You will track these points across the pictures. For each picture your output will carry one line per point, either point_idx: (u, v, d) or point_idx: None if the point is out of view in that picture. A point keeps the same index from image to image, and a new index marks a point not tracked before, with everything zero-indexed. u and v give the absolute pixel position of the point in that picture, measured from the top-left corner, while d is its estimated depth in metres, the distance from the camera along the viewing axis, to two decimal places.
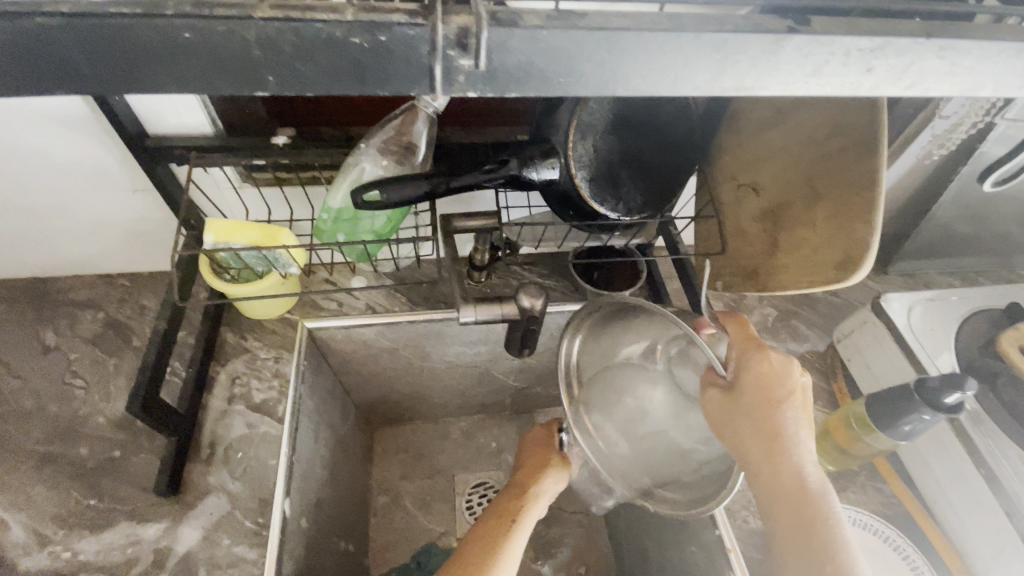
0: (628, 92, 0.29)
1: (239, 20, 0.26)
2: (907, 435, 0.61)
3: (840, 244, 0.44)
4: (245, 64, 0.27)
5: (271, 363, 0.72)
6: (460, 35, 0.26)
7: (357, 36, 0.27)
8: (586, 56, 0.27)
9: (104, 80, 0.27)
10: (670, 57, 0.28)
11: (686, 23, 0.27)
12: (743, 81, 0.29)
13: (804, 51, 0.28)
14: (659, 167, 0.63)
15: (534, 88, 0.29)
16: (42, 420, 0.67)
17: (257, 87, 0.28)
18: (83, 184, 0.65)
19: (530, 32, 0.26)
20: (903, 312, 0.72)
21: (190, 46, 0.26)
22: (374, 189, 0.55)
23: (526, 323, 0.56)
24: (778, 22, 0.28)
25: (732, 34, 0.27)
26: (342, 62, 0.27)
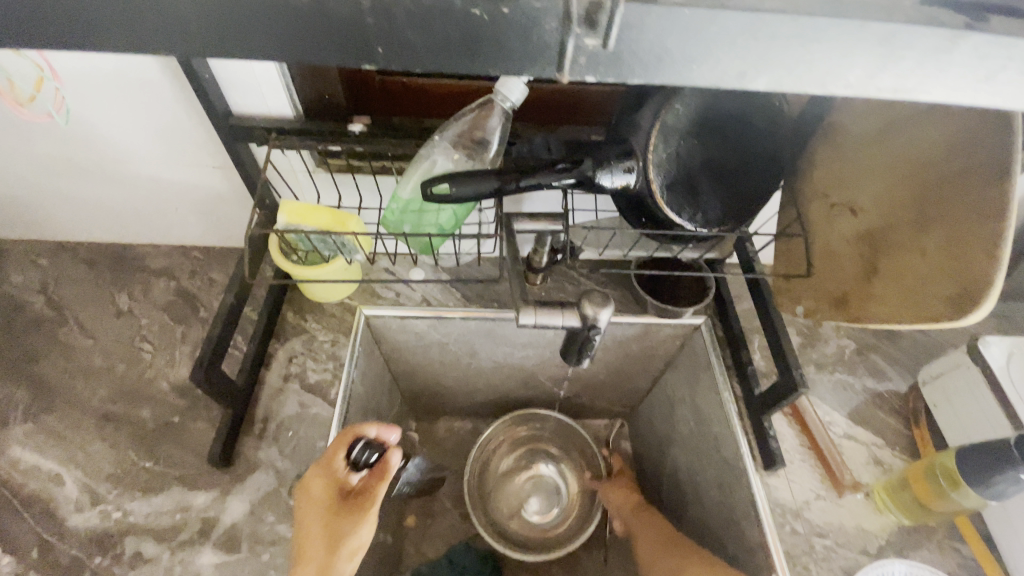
0: (772, 86, 0.27)
1: None
2: (1000, 495, 0.54)
3: (954, 277, 0.39)
4: (356, 33, 0.26)
5: (328, 346, 0.73)
6: (591, 9, 0.24)
7: (478, 6, 0.25)
8: (727, 40, 0.25)
9: (220, 37, 0.27)
10: (831, 43, 0.25)
11: (850, 9, 0.24)
12: (904, 82, 0.26)
13: (981, 52, 0.25)
14: (743, 178, 0.59)
15: (660, 77, 0.27)
16: (112, 379, 0.71)
17: (367, 57, 0.27)
18: (168, 156, 0.68)
19: (670, 9, 0.24)
20: (1003, 357, 0.64)
21: (302, 11, 0.25)
22: (444, 182, 0.54)
23: (585, 333, 0.54)
24: (954, 17, 0.25)
25: (902, 26, 0.24)
26: (456, 32, 0.26)
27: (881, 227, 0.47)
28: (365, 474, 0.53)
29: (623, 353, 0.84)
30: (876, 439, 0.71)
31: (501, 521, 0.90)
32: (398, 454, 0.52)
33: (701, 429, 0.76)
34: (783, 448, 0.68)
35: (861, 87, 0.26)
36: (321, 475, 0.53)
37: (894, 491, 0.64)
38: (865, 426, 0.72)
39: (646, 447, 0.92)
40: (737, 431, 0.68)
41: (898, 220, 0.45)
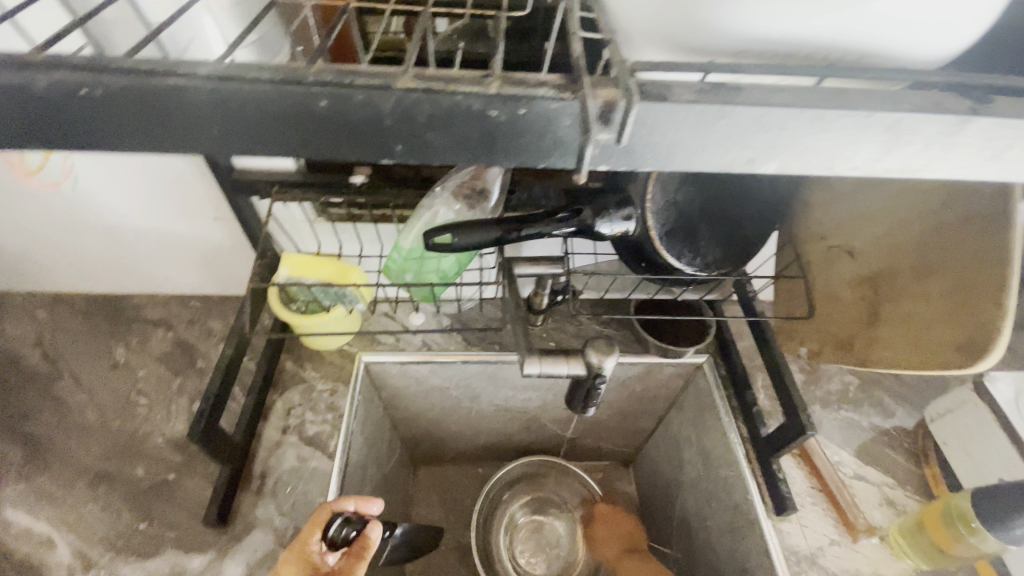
0: (786, 166, 0.27)
1: (380, 90, 0.25)
2: (1020, 540, 0.53)
3: (962, 325, 0.39)
4: (377, 133, 0.27)
5: (327, 395, 0.72)
6: (605, 110, 0.25)
7: (496, 109, 0.25)
8: (736, 131, 0.25)
9: (241, 136, 0.27)
10: (830, 135, 0.25)
11: (854, 100, 0.25)
12: (910, 163, 0.27)
13: (989, 134, 0.25)
14: (739, 222, 0.60)
15: (672, 163, 0.27)
16: (107, 435, 0.70)
17: (385, 153, 0.27)
18: (170, 210, 0.68)
19: (682, 107, 0.24)
20: (1011, 393, 0.64)
21: (325, 113, 0.26)
22: (445, 232, 0.54)
23: (592, 382, 0.54)
24: (957, 101, 0.25)
25: (908, 114, 0.25)
26: (475, 132, 0.26)
27: (881, 274, 0.48)
28: (342, 553, 0.53)
29: (626, 393, 0.83)
30: (886, 479, 0.70)
31: (512, 557, 0.89)
32: (378, 534, 0.52)
33: (709, 472, 0.74)
34: (793, 491, 0.67)
35: (860, 166, 0.27)
36: (295, 561, 0.51)
37: (909, 534, 0.63)
38: (874, 466, 0.71)
39: (652, 489, 0.90)
40: (746, 475, 0.66)
41: (899, 268, 0.46)
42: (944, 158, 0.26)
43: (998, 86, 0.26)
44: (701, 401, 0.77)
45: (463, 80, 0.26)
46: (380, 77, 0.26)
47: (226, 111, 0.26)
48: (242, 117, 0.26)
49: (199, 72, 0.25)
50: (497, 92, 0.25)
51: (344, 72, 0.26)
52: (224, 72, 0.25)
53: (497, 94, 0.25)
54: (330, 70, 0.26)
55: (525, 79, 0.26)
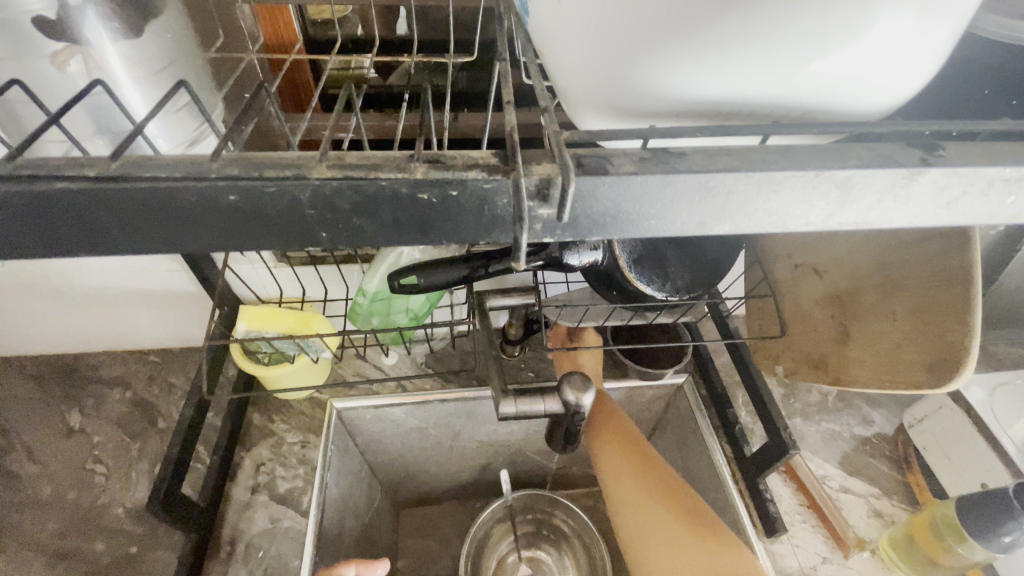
0: (740, 228, 0.25)
1: (296, 181, 0.23)
2: (1006, 548, 0.53)
3: (929, 343, 0.39)
4: (300, 225, 0.24)
5: (298, 449, 0.69)
6: (541, 185, 0.23)
7: (426, 193, 0.23)
8: (682, 200, 0.24)
9: (149, 242, 0.24)
10: (782, 196, 0.24)
11: (803, 158, 0.24)
12: (864, 216, 0.25)
13: (942, 184, 0.24)
14: (705, 246, 0.60)
15: (619, 234, 0.25)
16: (60, 509, 0.65)
17: (312, 244, 0.25)
18: (117, 265, 0.65)
19: (623, 179, 0.23)
20: (982, 395, 0.66)
21: (237, 208, 0.23)
22: (410, 273, 0.53)
23: (571, 419, 0.52)
24: (907, 153, 0.24)
25: (858, 170, 0.23)
26: (406, 217, 0.24)
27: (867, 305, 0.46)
28: None
29: None
30: (871, 490, 0.70)
31: None
32: None
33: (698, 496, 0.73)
34: (781, 510, 0.66)
35: (826, 223, 0.25)
36: None
37: (898, 546, 0.62)
38: (859, 476, 0.71)
39: None
40: (733, 498, 0.65)
41: (881, 299, 0.44)
42: (914, 205, 0.25)
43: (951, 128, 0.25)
44: (684, 422, 0.76)
45: (386, 166, 0.23)
46: (294, 167, 0.23)
47: (122, 214, 0.23)
48: (143, 219, 0.23)
49: (83, 175, 0.22)
50: (424, 176, 0.23)
51: (253, 164, 0.23)
52: (110, 173, 0.22)
53: (425, 178, 0.23)
54: (238, 162, 0.23)
55: (449, 161, 0.24)
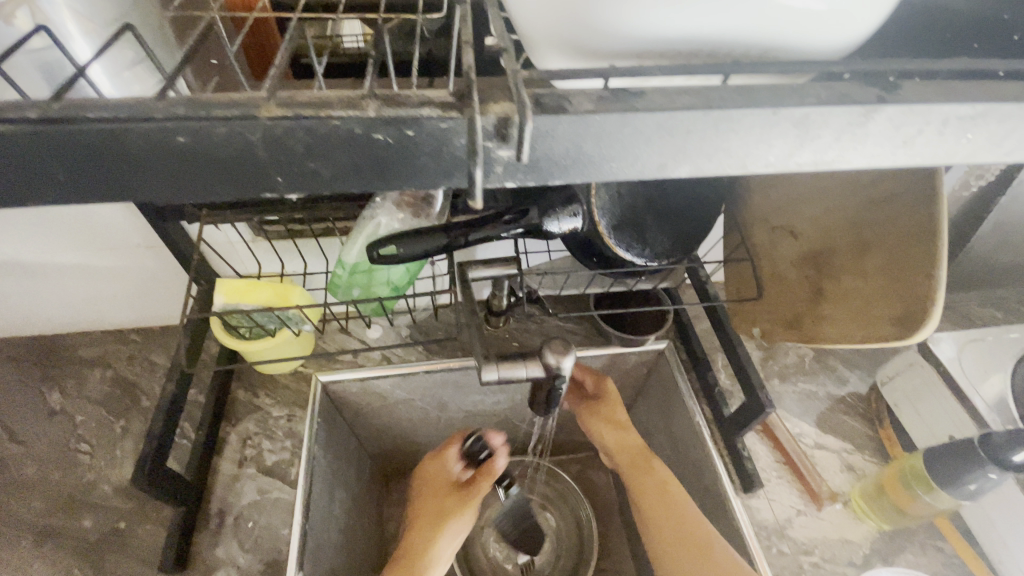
0: (694, 170, 0.27)
1: (241, 120, 0.23)
2: (972, 494, 0.56)
3: (897, 299, 0.40)
4: (247, 167, 0.25)
5: (284, 422, 0.70)
6: (500, 125, 0.24)
7: (380, 132, 0.24)
8: (643, 139, 0.25)
9: (97, 185, 0.25)
10: (742, 135, 0.25)
11: (763, 97, 0.25)
12: (823, 155, 0.26)
13: (896, 122, 0.25)
14: (683, 211, 0.60)
15: (582, 175, 0.26)
16: (45, 489, 0.65)
17: (265, 187, 0.26)
18: (90, 242, 0.64)
19: (581, 118, 0.24)
20: (953, 351, 0.67)
21: (182, 150, 0.24)
22: (389, 243, 0.52)
23: (551, 382, 0.53)
24: (865, 91, 0.25)
25: (814, 108, 0.24)
26: (362, 158, 0.25)
27: (830, 269, 0.47)
28: (473, 464, 0.66)
29: None
30: (845, 445, 0.73)
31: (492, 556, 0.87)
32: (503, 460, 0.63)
33: (680, 457, 0.75)
34: (758, 467, 0.69)
35: (785, 162, 0.27)
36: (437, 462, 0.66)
37: (869, 497, 0.65)
38: (833, 433, 0.74)
39: None
40: (713, 457, 0.67)
41: (847, 262, 0.46)
42: (867, 144, 0.26)
43: (904, 68, 0.26)
44: (666, 387, 0.78)
45: (335, 103, 0.24)
46: (240, 105, 0.24)
47: (74, 154, 0.23)
48: (94, 158, 0.24)
49: (26, 116, 0.22)
50: (376, 115, 0.24)
51: (196, 102, 0.24)
52: (52, 114, 0.23)
53: (377, 117, 0.24)
54: (179, 101, 0.24)
55: (402, 100, 0.24)
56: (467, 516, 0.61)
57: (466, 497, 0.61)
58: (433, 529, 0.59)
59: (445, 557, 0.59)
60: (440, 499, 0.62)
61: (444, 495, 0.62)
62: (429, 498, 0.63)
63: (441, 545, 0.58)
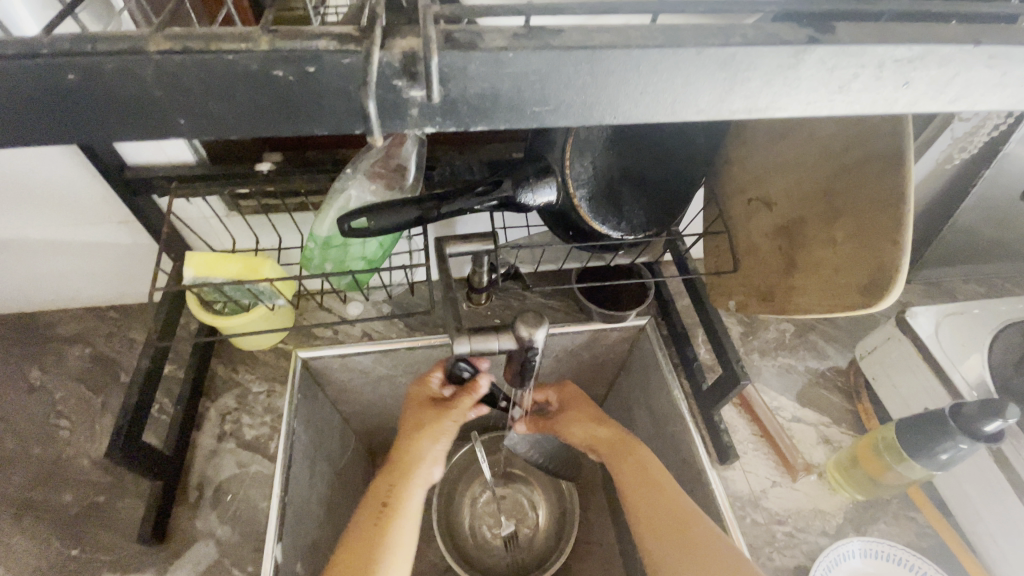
0: (615, 120, 0.26)
1: (132, 54, 0.23)
2: (944, 464, 0.55)
3: (864, 266, 0.40)
4: (147, 107, 0.24)
5: (264, 397, 0.70)
6: (406, 62, 0.23)
7: (279, 68, 0.24)
8: (560, 79, 0.24)
9: (3, 129, 0.24)
10: (664, 76, 0.25)
11: (684, 37, 0.24)
12: (754, 102, 0.26)
13: (830, 64, 0.25)
14: (660, 183, 0.59)
15: (503, 119, 0.26)
16: (25, 464, 0.65)
17: (172, 131, 0.25)
18: (61, 218, 0.63)
19: (492, 54, 0.23)
20: (930, 327, 0.67)
21: (79, 88, 0.23)
22: (360, 216, 0.51)
23: (525, 355, 0.52)
24: (795, 31, 0.25)
25: (740, 48, 0.24)
26: (263, 99, 0.25)
27: (802, 240, 0.47)
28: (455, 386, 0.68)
29: (575, 361, 0.84)
30: (822, 419, 0.73)
31: (477, 530, 0.88)
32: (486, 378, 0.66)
33: (660, 431, 0.76)
34: (735, 439, 0.70)
35: (722, 105, 0.26)
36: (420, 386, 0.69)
37: (844, 469, 0.65)
38: (811, 407, 0.74)
39: None
40: (691, 430, 0.68)
41: (818, 232, 0.45)
42: (804, 84, 0.25)
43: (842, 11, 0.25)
44: (647, 363, 0.78)
45: (228, 38, 0.24)
46: (130, 39, 0.23)
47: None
48: (21, 97, 0.23)
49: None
50: (270, 49, 0.23)
51: (84, 38, 0.23)
52: None
53: (272, 51, 0.23)
54: (68, 37, 0.23)
55: (302, 33, 0.24)
56: (449, 426, 0.65)
57: (446, 407, 0.66)
58: (414, 436, 0.64)
59: (433, 468, 0.64)
60: (419, 411, 0.66)
61: (421, 410, 0.66)
62: (410, 414, 0.66)
63: (424, 447, 0.63)
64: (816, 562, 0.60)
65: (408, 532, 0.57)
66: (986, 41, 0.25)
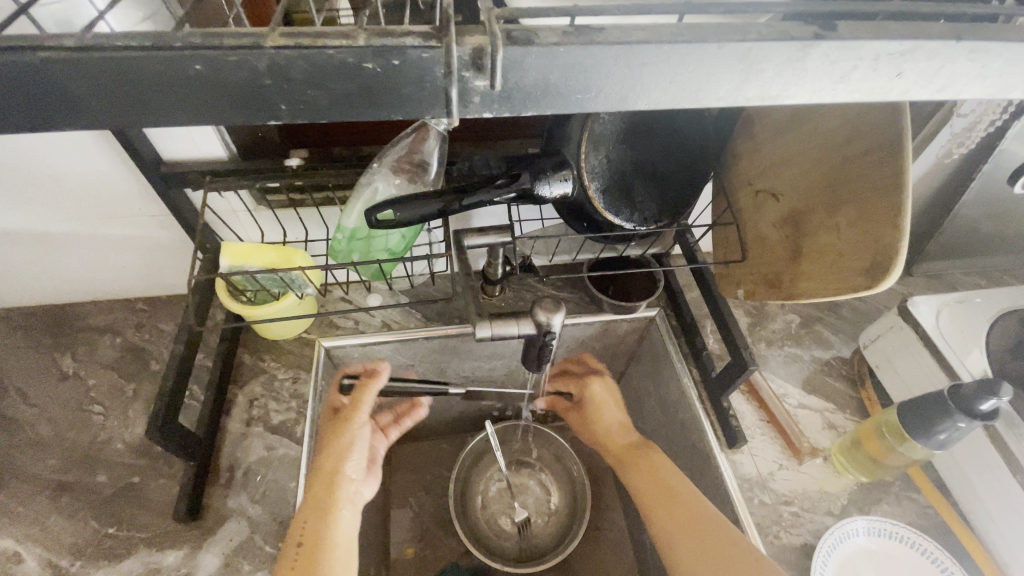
0: (650, 105, 0.29)
1: (251, 48, 0.26)
2: (942, 444, 0.58)
3: (867, 250, 0.42)
4: (255, 93, 0.27)
5: (289, 384, 0.73)
6: (475, 55, 0.26)
7: (369, 61, 0.26)
8: (603, 71, 0.27)
9: (118, 112, 0.27)
10: (691, 69, 0.27)
11: (709, 33, 0.27)
12: (767, 90, 0.29)
13: (832, 57, 0.27)
14: (674, 176, 0.62)
15: (551, 105, 0.28)
16: (61, 447, 0.68)
17: (270, 115, 0.28)
18: (100, 211, 0.66)
19: (547, 49, 0.26)
20: (931, 315, 0.69)
21: (200, 77, 0.26)
22: (386, 208, 0.54)
23: (543, 340, 0.55)
24: (802, 29, 0.27)
25: (755, 43, 0.26)
26: (355, 87, 0.27)
27: (807, 232, 0.50)
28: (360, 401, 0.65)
29: (586, 352, 0.87)
30: (827, 406, 0.76)
31: (491, 516, 0.91)
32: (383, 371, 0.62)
33: (669, 418, 0.79)
34: (743, 424, 0.72)
35: (737, 93, 0.29)
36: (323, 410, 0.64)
37: (848, 451, 0.68)
38: (817, 393, 0.77)
39: None
40: (700, 415, 0.70)
41: (822, 222, 0.48)
42: (809, 73, 0.28)
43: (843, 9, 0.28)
44: (657, 352, 0.80)
45: (331, 35, 0.26)
46: (249, 36, 0.26)
47: (91, 82, 0.26)
48: (110, 88, 0.26)
49: (57, 46, 0.25)
50: (366, 44, 0.26)
51: (211, 34, 0.26)
52: (85, 43, 0.25)
53: (367, 47, 0.26)
54: (197, 33, 0.26)
55: (391, 31, 0.26)
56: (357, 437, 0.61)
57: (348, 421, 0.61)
58: (320, 461, 0.59)
59: (351, 484, 0.58)
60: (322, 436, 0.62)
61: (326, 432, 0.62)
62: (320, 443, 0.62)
63: (335, 464, 0.58)
64: (821, 540, 0.62)
65: (339, 562, 0.51)
66: (970, 35, 0.27)
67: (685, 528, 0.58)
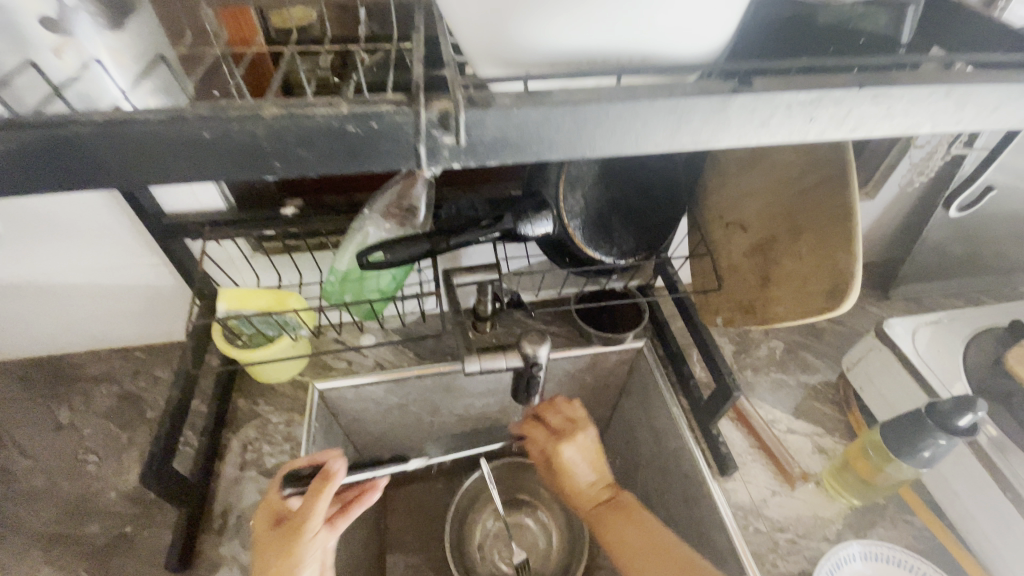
0: (596, 153, 0.32)
1: (250, 119, 0.29)
2: (928, 462, 0.59)
3: (825, 275, 0.45)
4: (254, 153, 0.30)
5: (283, 427, 0.74)
6: (442, 118, 0.29)
7: (352, 125, 0.29)
8: (555, 127, 0.30)
9: (129, 175, 0.30)
10: (628, 121, 0.31)
11: (640, 92, 0.30)
12: (699, 136, 0.32)
13: (751, 107, 0.31)
14: (649, 213, 0.66)
15: (510, 156, 0.31)
16: (54, 498, 0.68)
17: (267, 172, 0.31)
18: (103, 261, 0.68)
19: (503, 110, 0.29)
20: (907, 336, 0.72)
21: (209, 143, 0.29)
22: (377, 250, 0.57)
23: (529, 371, 0.57)
24: (721, 85, 0.31)
25: (682, 98, 0.30)
26: (341, 146, 0.30)
27: (777, 258, 0.52)
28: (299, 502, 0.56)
29: (577, 386, 0.89)
30: (816, 430, 0.77)
31: (489, 558, 0.90)
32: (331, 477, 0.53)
33: (662, 448, 0.79)
34: (733, 452, 0.73)
35: (672, 140, 0.32)
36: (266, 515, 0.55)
37: (838, 474, 0.68)
38: (804, 418, 0.78)
39: (618, 476, 0.95)
40: (690, 443, 0.71)
41: (788, 250, 0.51)
42: (732, 121, 0.31)
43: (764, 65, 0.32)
44: (646, 383, 0.82)
45: (319, 105, 0.30)
46: (247, 108, 0.29)
47: (115, 150, 0.29)
48: (128, 154, 0.29)
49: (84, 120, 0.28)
50: (348, 111, 0.29)
51: (219, 108, 0.29)
52: (109, 116, 0.28)
53: (349, 113, 0.29)
54: (205, 108, 0.29)
55: (371, 100, 0.30)
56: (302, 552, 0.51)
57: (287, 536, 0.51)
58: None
59: None
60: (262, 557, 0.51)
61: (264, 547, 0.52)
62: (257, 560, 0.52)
63: None
64: (817, 566, 0.62)
65: None
66: (869, 83, 0.31)
67: (627, 546, 0.60)
